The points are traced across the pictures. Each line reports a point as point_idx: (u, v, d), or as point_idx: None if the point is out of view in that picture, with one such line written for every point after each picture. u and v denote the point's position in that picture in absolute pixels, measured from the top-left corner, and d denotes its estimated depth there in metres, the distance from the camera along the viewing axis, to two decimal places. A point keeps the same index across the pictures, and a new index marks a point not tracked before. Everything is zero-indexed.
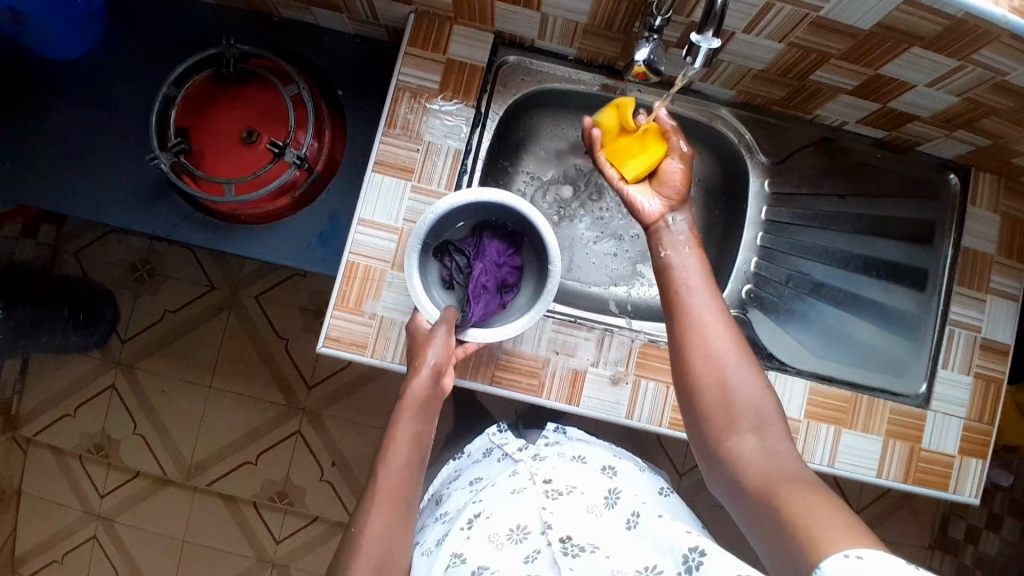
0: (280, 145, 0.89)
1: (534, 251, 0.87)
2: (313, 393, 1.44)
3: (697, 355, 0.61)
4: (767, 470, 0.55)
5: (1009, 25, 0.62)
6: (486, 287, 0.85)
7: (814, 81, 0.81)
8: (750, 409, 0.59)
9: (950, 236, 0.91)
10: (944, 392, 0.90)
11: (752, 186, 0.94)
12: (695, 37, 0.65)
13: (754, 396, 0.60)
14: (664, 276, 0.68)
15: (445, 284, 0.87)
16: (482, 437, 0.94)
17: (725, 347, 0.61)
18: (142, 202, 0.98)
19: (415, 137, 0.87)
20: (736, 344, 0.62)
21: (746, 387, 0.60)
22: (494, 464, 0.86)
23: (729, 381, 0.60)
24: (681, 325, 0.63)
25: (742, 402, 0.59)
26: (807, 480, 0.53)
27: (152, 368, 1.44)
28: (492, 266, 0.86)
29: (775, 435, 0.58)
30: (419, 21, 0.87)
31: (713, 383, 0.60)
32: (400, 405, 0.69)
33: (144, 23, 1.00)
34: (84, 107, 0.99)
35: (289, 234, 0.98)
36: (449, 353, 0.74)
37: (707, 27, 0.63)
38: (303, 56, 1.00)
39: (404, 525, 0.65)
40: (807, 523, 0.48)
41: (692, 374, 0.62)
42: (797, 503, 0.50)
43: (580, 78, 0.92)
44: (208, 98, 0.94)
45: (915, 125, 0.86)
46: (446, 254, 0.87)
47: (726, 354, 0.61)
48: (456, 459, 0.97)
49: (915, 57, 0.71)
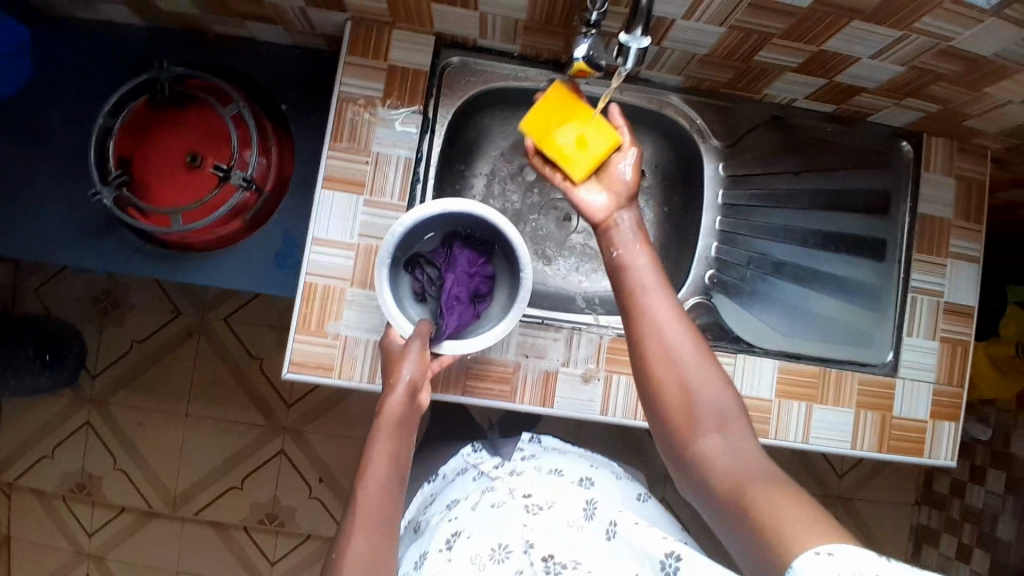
0: (224, 168, 0.86)
1: (505, 257, 0.86)
2: (293, 411, 1.42)
3: (656, 359, 0.61)
4: (735, 469, 0.55)
5: None
6: (459, 299, 0.83)
7: (759, 62, 0.80)
8: (712, 409, 0.58)
9: (906, 205, 0.92)
10: (912, 358, 0.91)
11: (707, 169, 0.93)
12: (625, 37, 0.64)
13: (715, 394, 0.59)
14: (619, 279, 0.67)
15: (418, 297, 0.85)
16: (456, 458, 0.95)
17: (683, 349, 0.61)
18: (91, 237, 0.95)
19: (364, 148, 0.85)
20: (693, 342, 0.61)
21: (705, 384, 0.59)
22: (468, 482, 0.86)
23: (689, 380, 0.60)
24: (637, 326, 0.63)
25: (705, 403, 0.59)
26: (770, 475, 0.53)
27: (126, 401, 1.41)
28: (463, 276, 0.84)
29: (739, 432, 0.58)
30: (356, 28, 0.84)
31: (674, 384, 0.60)
32: (376, 423, 0.69)
33: (74, 50, 0.96)
34: (20, 144, 0.96)
35: (244, 256, 0.96)
36: (423, 367, 0.73)
37: (634, 26, 0.63)
38: (241, 73, 0.97)
39: (387, 545, 0.64)
40: (777, 518, 0.48)
41: (653, 377, 0.61)
42: (765, 499, 0.50)
43: (526, 75, 0.90)
44: (147, 123, 0.90)
45: (863, 97, 0.86)
46: (417, 267, 0.85)
47: (682, 354, 0.61)
48: (427, 483, 0.96)
49: (857, 30, 0.71)
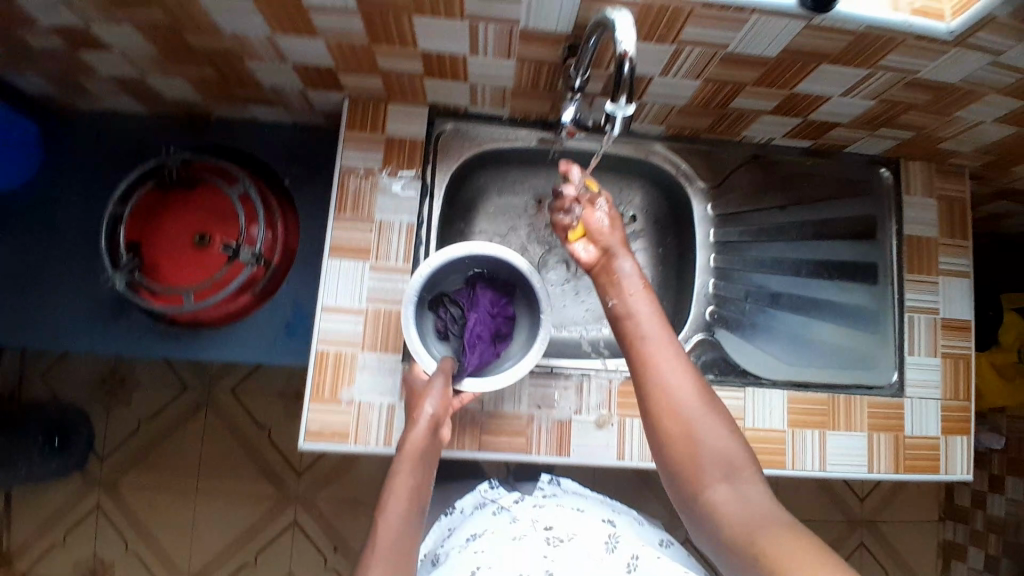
0: (234, 246, 0.90)
1: (527, 299, 0.89)
2: (304, 478, 1.41)
3: (662, 410, 0.64)
4: (743, 517, 0.56)
5: (914, 28, 0.66)
6: (481, 337, 0.85)
7: (735, 107, 0.85)
8: (717, 458, 0.60)
9: (893, 227, 0.95)
10: (917, 377, 0.92)
11: (696, 212, 0.96)
12: (610, 107, 0.66)
13: (721, 443, 0.61)
14: (621, 326, 0.72)
15: (440, 335, 0.87)
16: (471, 493, 0.91)
17: (688, 400, 0.64)
18: (102, 322, 0.97)
19: (368, 217, 0.88)
20: (698, 394, 0.65)
21: (710, 433, 0.62)
22: (488, 516, 0.82)
23: (695, 430, 0.62)
24: (643, 380, 0.67)
25: (711, 452, 0.61)
26: (778, 522, 0.54)
27: (136, 479, 1.40)
28: (486, 316, 0.86)
29: (748, 479, 0.59)
30: (354, 105, 0.89)
31: (681, 434, 0.62)
32: (399, 457, 0.70)
33: (81, 143, 1.00)
34: (30, 236, 0.98)
35: (252, 328, 0.97)
36: (446, 404, 0.74)
37: (619, 98, 0.65)
38: (242, 151, 1.01)
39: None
40: (785, 557, 0.49)
41: (661, 429, 0.64)
42: (774, 547, 0.51)
43: (515, 136, 0.94)
44: (154, 206, 0.94)
45: (838, 131, 0.91)
46: (442, 305, 0.88)
47: (688, 406, 0.64)
48: (444, 516, 0.91)
49: (825, 72, 0.76)
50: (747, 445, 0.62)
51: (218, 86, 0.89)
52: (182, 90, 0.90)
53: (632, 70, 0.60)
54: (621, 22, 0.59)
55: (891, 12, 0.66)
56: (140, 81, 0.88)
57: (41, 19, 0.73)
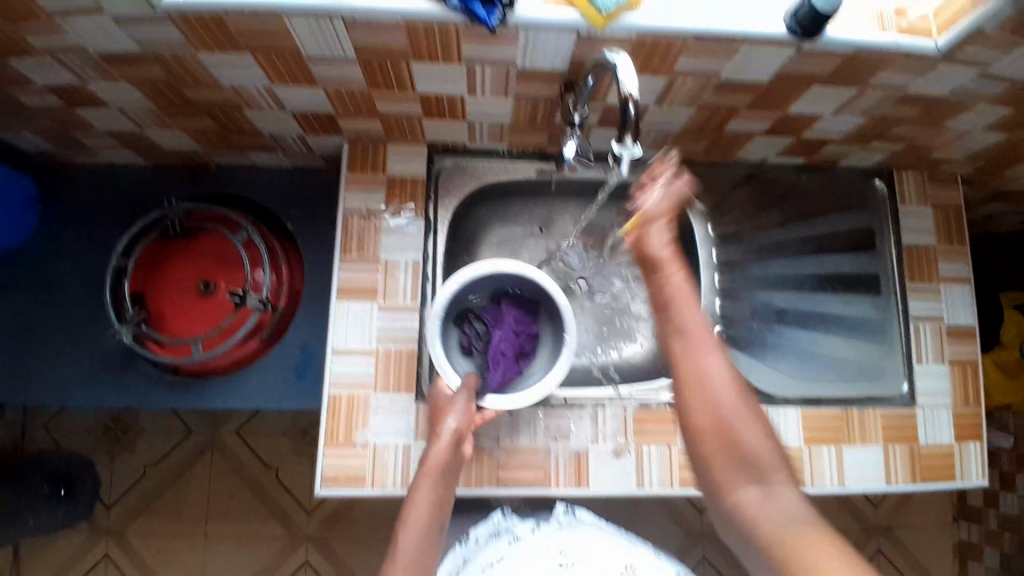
0: (240, 293, 0.89)
1: (550, 316, 0.89)
2: (314, 515, 1.40)
3: (697, 405, 0.62)
4: (778, 523, 0.55)
5: (901, 46, 0.68)
6: (505, 354, 0.85)
7: (731, 130, 0.86)
8: (750, 460, 0.60)
9: (892, 238, 0.96)
10: (927, 385, 0.93)
11: (697, 231, 0.98)
12: (615, 148, 0.69)
13: (758, 445, 0.60)
14: (661, 307, 0.66)
15: (465, 351, 0.88)
16: (484, 524, 0.86)
17: (727, 397, 0.62)
18: (109, 374, 0.96)
19: (373, 257, 0.88)
20: (737, 391, 0.62)
21: (748, 433, 0.60)
22: (508, 563, 0.79)
23: (732, 428, 0.61)
24: (679, 372, 0.64)
25: (746, 452, 0.60)
26: (813, 531, 0.53)
27: (144, 527, 1.37)
28: (510, 332, 0.86)
29: (779, 483, 0.58)
30: (353, 147, 0.91)
31: (715, 433, 0.61)
32: (422, 470, 0.74)
33: (81, 197, 1.01)
34: (33, 292, 0.98)
35: (261, 373, 0.97)
36: (469, 419, 0.76)
37: (624, 137, 0.67)
38: (242, 197, 1.01)
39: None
40: (825, 572, 0.48)
41: (693, 423, 0.62)
42: (810, 557, 0.50)
43: (515, 167, 0.95)
44: (158, 257, 0.93)
45: (832, 147, 0.92)
46: (467, 321, 0.89)
47: (725, 403, 0.62)
48: (457, 545, 0.85)
49: (818, 92, 0.77)
50: (778, 447, 0.61)
51: (217, 136, 0.89)
52: (181, 140, 0.91)
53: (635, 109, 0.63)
54: (622, 66, 0.61)
55: (879, 32, 0.68)
56: (140, 134, 0.88)
57: (39, 80, 0.74)
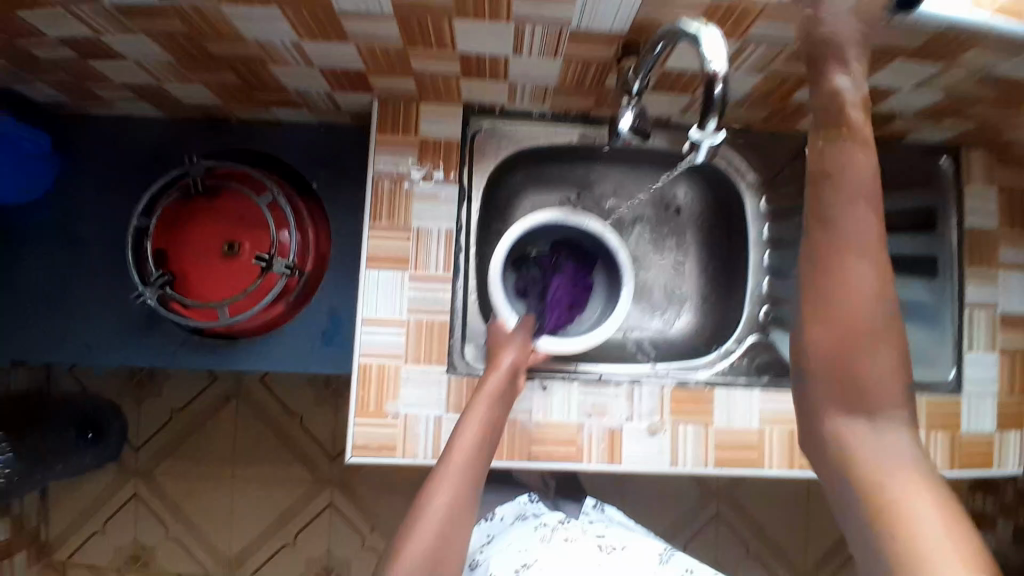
0: (266, 258, 0.86)
1: (606, 272, 0.94)
2: (337, 463, 1.42)
3: (835, 322, 0.50)
4: (866, 449, 0.49)
5: (993, 27, 0.61)
6: (561, 302, 0.90)
7: (795, 99, 0.80)
8: (877, 393, 0.50)
9: (953, 219, 0.91)
10: (975, 374, 0.89)
11: (748, 207, 0.92)
12: (696, 135, 0.58)
13: (891, 379, 0.50)
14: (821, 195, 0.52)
15: (520, 294, 0.93)
16: (510, 503, 0.89)
17: (871, 319, 0.50)
18: (136, 334, 0.95)
19: (404, 224, 0.85)
20: (884, 312, 0.50)
21: (881, 365, 0.50)
22: (534, 532, 0.79)
23: (864, 359, 0.50)
24: (820, 275, 0.51)
25: (872, 382, 0.50)
26: (903, 461, 0.48)
27: (172, 470, 1.41)
28: (569, 282, 0.91)
29: (892, 418, 0.50)
30: (384, 106, 0.85)
31: (845, 363, 0.50)
32: (477, 393, 0.77)
33: (101, 151, 0.97)
34: (57, 248, 0.96)
35: (289, 337, 0.96)
36: (524, 356, 0.80)
37: (706, 124, 0.56)
38: (270, 154, 0.97)
39: (450, 545, 0.68)
40: (913, 511, 0.45)
41: (815, 344, 0.51)
42: (896, 490, 0.46)
43: (556, 132, 0.90)
44: (183, 214, 0.90)
45: (900, 120, 0.85)
46: (526, 266, 0.94)
47: (868, 325, 0.50)
48: (482, 522, 0.87)
49: (897, 65, 0.70)
50: (907, 382, 0.51)
51: (242, 91, 0.84)
52: (203, 95, 0.86)
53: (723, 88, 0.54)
54: (705, 36, 0.53)
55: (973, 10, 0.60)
56: (161, 88, 0.84)
57: (53, 34, 0.69)
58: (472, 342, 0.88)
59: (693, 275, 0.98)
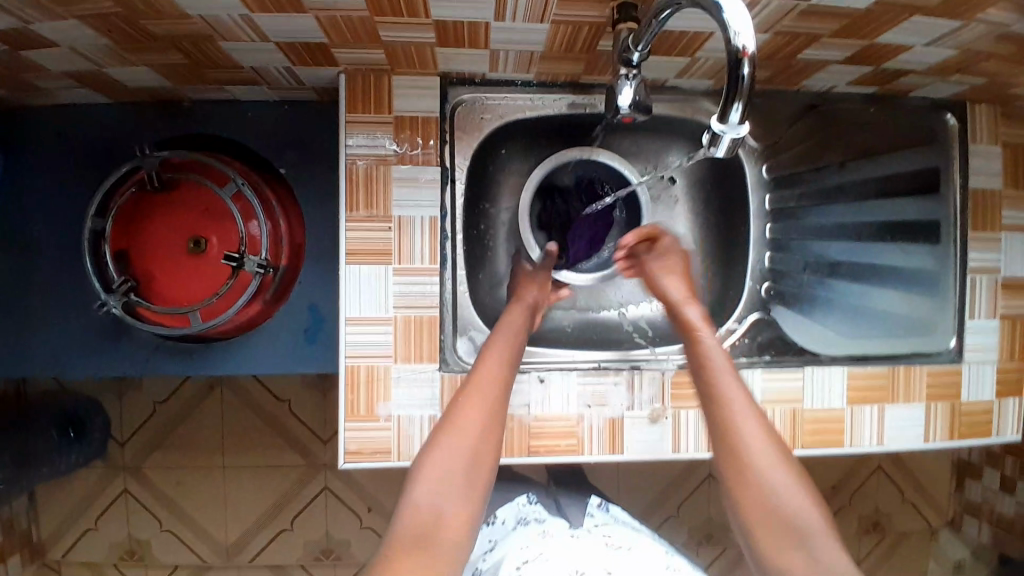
0: (236, 257, 0.79)
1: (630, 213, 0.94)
2: (330, 446, 1.35)
3: (745, 451, 0.63)
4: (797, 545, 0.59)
5: None
6: (582, 238, 0.92)
7: (802, 59, 0.74)
8: (768, 512, 0.60)
9: (956, 182, 0.87)
10: (976, 341, 0.88)
11: (749, 174, 0.89)
12: (718, 128, 0.52)
13: (790, 497, 0.61)
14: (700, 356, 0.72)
15: (542, 224, 0.92)
16: (508, 505, 0.87)
17: (762, 456, 0.63)
18: (102, 341, 0.88)
19: (384, 212, 0.78)
20: (772, 446, 0.64)
21: (781, 491, 0.61)
22: (532, 536, 0.76)
23: (767, 477, 0.61)
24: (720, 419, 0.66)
25: (779, 505, 0.60)
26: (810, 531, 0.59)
27: (159, 464, 1.33)
28: (591, 220, 0.92)
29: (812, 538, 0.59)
30: (352, 80, 0.77)
31: (760, 484, 0.61)
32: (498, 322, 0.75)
33: (41, 140, 0.87)
34: (3, 252, 0.88)
35: (268, 336, 0.90)
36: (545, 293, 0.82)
37: (729, 112, 0.50)
38: (230, 139, 0.89)
39: (479, 475, 0.62)
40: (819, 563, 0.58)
41: (746, 469, 0.63)
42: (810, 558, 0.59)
43: (544, 103, 0.83)
44: (139, 210, 0.82)
45: (908, 78, 0.80)
46: (550, 197, 0.92)
47: (762, 457, 0.63)
48: (484, 527, 0.85)
49: (913, 23, 0.64)
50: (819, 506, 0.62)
51: (190, 70, 0.75)
52: (147, 77, 0.76)
53: (751, 67, 0.48)
54: (726, 5, 0.47)
55: None
56: (98, 71, 0.74)
57: None
58: (466, 335, 0.82)
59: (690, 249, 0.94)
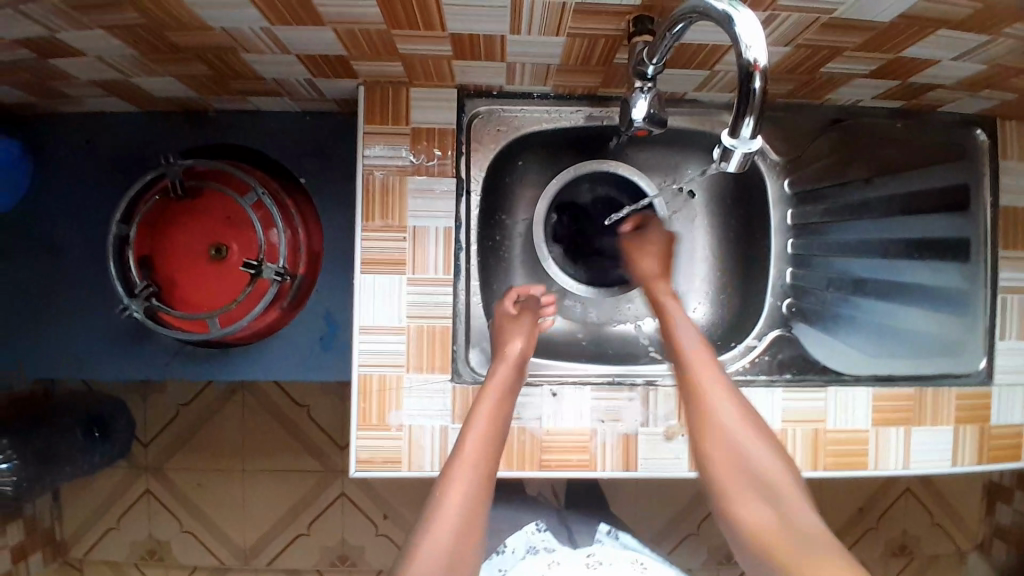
0: (254, 263, 0.79)
1: None
2: (347, 452, 1.35)
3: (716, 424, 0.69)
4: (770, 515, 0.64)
5: None
6: None
7: (824, 72, 0.72)
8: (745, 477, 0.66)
9: (986, 200, 0.85)
10: (1006, 363, 0.85)
11: (771, 189, 0.87)
12: (730, 142, 0.51)
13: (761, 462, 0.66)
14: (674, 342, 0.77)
15: (557, 237, 0.94)
16: (517, 534, 0.85)
17: (736, 426, 0.69)
18: (126, 344, 0.90)
19: (399, 222, 0.78)
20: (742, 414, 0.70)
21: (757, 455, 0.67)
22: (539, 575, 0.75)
23: (742, 448, 0.68)
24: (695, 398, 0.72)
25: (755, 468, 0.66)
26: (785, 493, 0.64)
27: (179, 466, 1.36)
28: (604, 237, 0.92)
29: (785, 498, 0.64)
30: (370, 92, 0.78)
31: (731, 454, 0.68)
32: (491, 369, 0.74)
33: (74, 149, 0.90)
34: (34, 257, 0.91)
35: (285, 342, 0.91)
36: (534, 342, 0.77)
37: (740, 128, 0.50)
38: (253, 149, 0.91)
39: (466, 545, 0.63)
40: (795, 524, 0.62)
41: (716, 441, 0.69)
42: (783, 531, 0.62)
43: (561, 115, 0.83)
44: (164, 218, 0.84)
45: (937, 92, 0.78)
46: (567, 211, 0.94)
47: (733, 424, 0.69)
48: (493, 556, 0.83)
49: (939, 37, 0.62)
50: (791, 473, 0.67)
51: (215, 82, 0.77)
52: (172, 88, 0.79)
53: (763, 81, 0.47)
54: (738, 18, 0.46)
55: None
56: (126, 82, 0.76)
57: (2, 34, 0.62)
58: (478, 347, 0.83)
59: (708, 263, 0.93)
